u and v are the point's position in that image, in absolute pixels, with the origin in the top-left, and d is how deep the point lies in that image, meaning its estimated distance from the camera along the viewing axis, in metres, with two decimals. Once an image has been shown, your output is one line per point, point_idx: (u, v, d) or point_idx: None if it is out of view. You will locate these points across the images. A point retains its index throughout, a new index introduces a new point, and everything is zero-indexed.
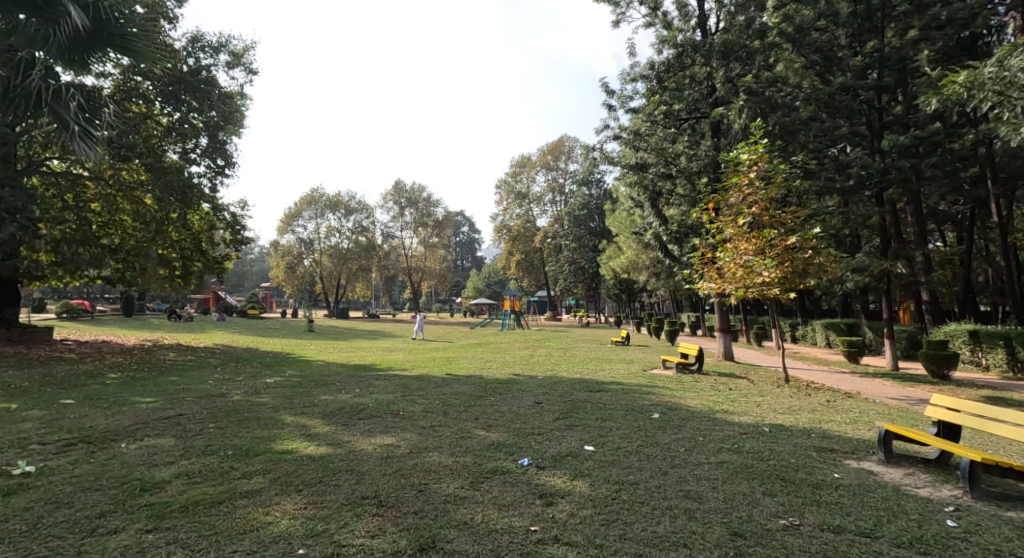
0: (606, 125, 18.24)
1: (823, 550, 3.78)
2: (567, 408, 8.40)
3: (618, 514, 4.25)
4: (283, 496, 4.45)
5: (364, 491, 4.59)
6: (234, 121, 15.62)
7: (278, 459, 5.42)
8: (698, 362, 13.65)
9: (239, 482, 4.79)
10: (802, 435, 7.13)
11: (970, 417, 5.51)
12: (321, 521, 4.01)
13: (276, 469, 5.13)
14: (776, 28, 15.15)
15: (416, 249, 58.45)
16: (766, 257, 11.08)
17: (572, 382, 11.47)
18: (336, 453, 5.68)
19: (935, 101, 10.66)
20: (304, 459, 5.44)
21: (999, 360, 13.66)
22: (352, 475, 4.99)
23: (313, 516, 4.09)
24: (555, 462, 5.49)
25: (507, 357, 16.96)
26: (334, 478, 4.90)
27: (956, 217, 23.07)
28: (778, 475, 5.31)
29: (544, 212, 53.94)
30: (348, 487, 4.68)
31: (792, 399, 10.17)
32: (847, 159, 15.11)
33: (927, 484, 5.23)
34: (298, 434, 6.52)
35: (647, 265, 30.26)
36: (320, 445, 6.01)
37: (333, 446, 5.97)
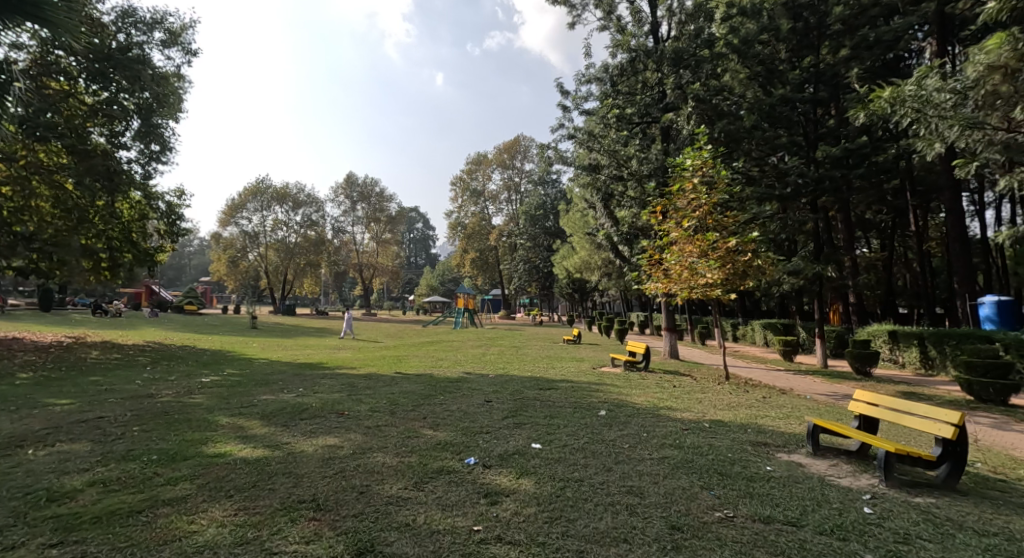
0: (561, 125, 18.55)
1: (755, 540, 3.93)
2: (516, 407, 8.39)
3: (561, 511, 4.29)
4: (211, 503, 4.23)
5: (301, 495, 4.43)
6: (169, 103, 14.85)
7: (208, 463, 5.16)
8: (644, 361, 13.97)
9: (161, 489, 4.52)
10: (739, 430, 7.44)
11: (886, 411, 5.91)
12: (252, 528, 3.84)
13: (205, 474, 4.88)
14: (722, 39, 16.17)
15: (368, 245, 57.19)
16: (709, 259, 11.49)
17: (521, 380, 11.51)
18: (273, 456, 5.46)
19: (863, 115, 11.35)
20: (237, 463, 5.20)
21: (914, 357, 14.77)
22: (289, 478, 4.80)
23: (243, 523, 3.91)
24: (501, 461, 5.48)
25: (458, 356, 16.81)
26: (269, 482, 4.70)
27: (882, 225, 24.76)
28: (716, 469, 5.50)
29: (499, 210, 53.87)
30: (284, 491, 4.50)
31: (731, 396, 10.61)
32: (785, 167, 15.90)
33: (848, 475, 5.56)
34: (233, 436, 6.23)
35: (599, 265, 30.76)
36: (255, 447, 5.77)
37: (270, 448, 5.74)
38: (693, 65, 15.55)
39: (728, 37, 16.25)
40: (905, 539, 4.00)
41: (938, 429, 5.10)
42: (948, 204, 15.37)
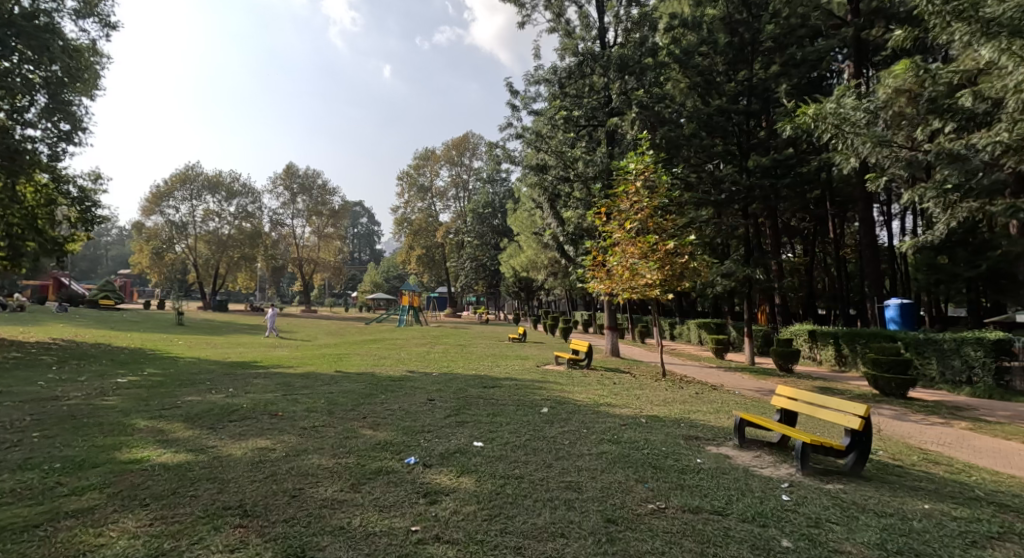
0: (509, 124, 18.69)
1: (683, 530, 4.14)
2: (458, 405, 8.39)
3: (501, 509, 4.36)
4: (122, 513, 4.01)
5: (226, 501, 4.26)
6: (82, 78, 13.77)
7: (121, 471, 4.86)
8: (587, 358, 14.33)
9: (64, 500, 4.22)
10: (673, 425, 7.80)
11: (804, 405, 6.37)
12: (170, 538, 3.67)
13: (116, 482, 4.60)
14: (665, 49, 16.75)
15: (309, 239, 55.26)
16: (649, 260, 11.91)
17: (465, 378, 11.50)
18: (197, 460, 5.22)
19: (789, 128, 12.14)
20: (155, 469, 4.93)
21: (830, 355, 15.95)
22: (213, 484, 4.61)
23: (159, 534, 3.73)
24: (442, 460, 5.49)
25: (401, 354, 16.59)
26: (191, 489, 4.49)
27: (805, 231, 26.52)
28: (650, 463, 5.74)
29: (446, 207, 53.45)
30: (207, 497, 4.32)
31: (667, 392, 11.07)
32: (720, 174, 16.73)
33: (769, 465, 5.96)
34: (152, 440, 5.89)
35: (545, 264, 31.14)
36: (176, 452, 5.49)
37: (194, 452, 5.47)
38: (637, 72, 16.04)
39: (670, 47, 16.85)
40: (816, 523, 4.33)
41: (847, 420, 5.55)
42: (861, 213, 16.70)
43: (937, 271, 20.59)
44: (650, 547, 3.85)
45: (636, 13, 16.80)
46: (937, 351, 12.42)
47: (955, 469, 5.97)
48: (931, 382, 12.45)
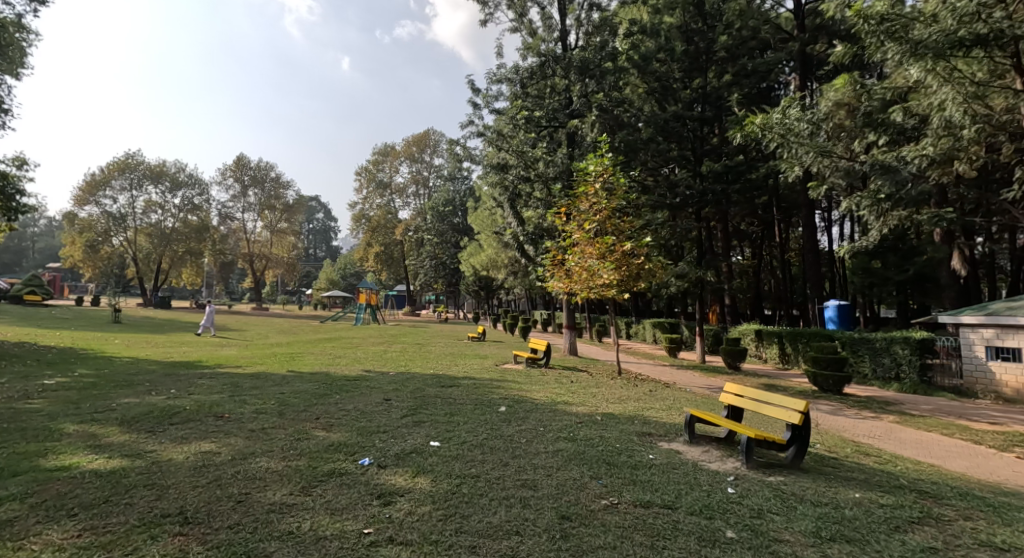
0: (471, 122, 18.68)
1: (635, 524, 4.27)
2: (415, 405, 8.37)
3: (456, 508, 4.37)
4: (48, 525, 3.80)
5: (164, 508, 4.11)
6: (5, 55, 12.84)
7: (47, 479, 4.60)
8: (545, 357, 14.49)
9: None
10: (628, 422, 8.01)
11: (750, 401, 6.66)
12: (101, 549, 3.51)
13: (41, 491, 4.35)
14: (625, 54, 17.11)
15: (261, 235, 53.46)
16: (606, 261, 12.13)
17: (423, 378, 11.43)
18: (133, 466, 4.99)
19: (740, 136, 12.63)
20: (85, 477, 4.69)
21: (774, 353, 16.69)
22: (151, 490, 4.43)
23: (89, 545, 3.56)
24: (397, 460, 5.45)
25: (356, 353, 16.28)
26: (126, 496, 4.30)
27: (754, 235, 27.65)
28: (604, 460, 5.88)
29: (406, 204, 52.78)
30: (144, 505, 4.15)
31: (622, 390, 11.34)
32: (675, 179, 17.23)
33: (717, 459, 6.21)
34: (83, 446, 5.60)
35: (505, 263, 31.23)
36: (110, 458, 5.24)
37: (129, 458, 5.24)
38: (597, 76, 16.31)
39: (629, 52, 17.26)
40: (758, 514, 4.55)
41: (788, 416, 5.84)
42: (805, 219, 17.57)
43: (871, 275, 21.88)
44: (602, 541, 3.95)
45: (597, 17, 17.08)
46: (870, 350, 13.21)
47: (883, 460, 6.39)
48: (864, 379, 13.22)
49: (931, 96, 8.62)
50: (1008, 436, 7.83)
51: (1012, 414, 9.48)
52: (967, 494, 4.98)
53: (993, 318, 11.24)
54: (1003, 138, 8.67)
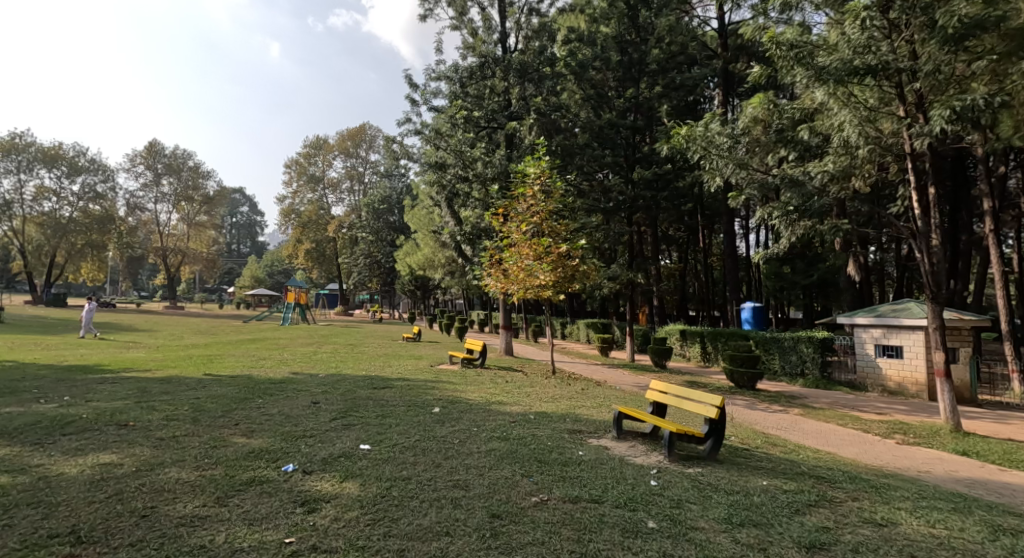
0: (408, 119, 18.47)
1: (563, 519, 4.40)
2: (345, 407, 8.16)
3: (385, 512, 4.33)
4: None
5: (53, 528, 3.79)
6: None
7: None
8: (481, 357, 14.53)
9: None
10: (559, 420, 8.20)
11: (673, 397, 7.01)
12: None
13: None
14: (563, 60, 17.49)
15: (176, 228, 49.85)
16: (543, 262, 12.31)
17: (354, 379, 11.14)
18: (15, 484, 4.55)
19: (666, 147, 13.30)
20: None
21: (697, 352, 17.60)
22: (39, 509, 4.07)
23: None
24: (324, 465, 5.31)
25: (283, 354, 15.61)
26: (6, 517, 3.93)
27: (681, 240, 29.07)
28: (536, 458, 6.01)
29: (339, 200, 51.12)
30: (28, 526, 3.81)
31: (556, 389, 11.59)
32: (609, 184, 17.84)
33: (641, 454, 6.50)
34: None
35: (442, 263, 30.99)
36: None
37: (11, 475, 4.77)
38: (535, 80, 16.64)
39: (567, 59, 17.67)
40: (677, 504, 4.82)
41: (706, 410, 6.20)
42: (726, 226, 18.70)
43: (782, 279, 23.64)
44: (531, 538, 4.03)
45: (536, 22, 17.34)
46: (780, 348, 14.24)
47: (788, 449, 6.94)
48: (774, 375, 14.26)
49: (832, 117, 9.47)
50: (891, 424, 8.74)
51: (896, 405, 10.57)
52: (856, 478, 5.52)
53: (881, 318, 12.29)
54: (890, 158, 9.67)
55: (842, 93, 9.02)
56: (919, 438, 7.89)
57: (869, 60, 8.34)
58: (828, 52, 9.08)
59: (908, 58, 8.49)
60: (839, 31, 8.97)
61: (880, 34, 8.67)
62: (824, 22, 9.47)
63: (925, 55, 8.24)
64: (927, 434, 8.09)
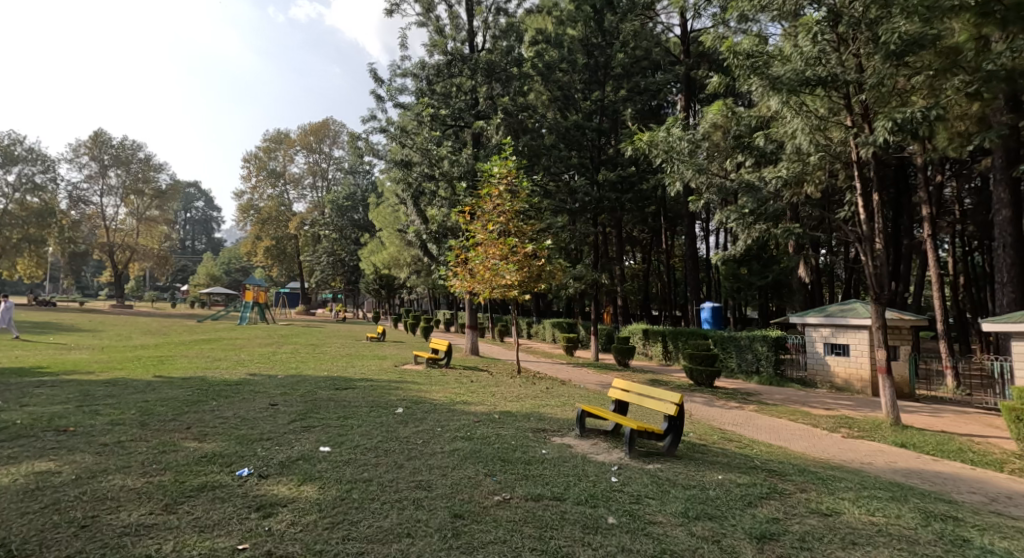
0: (373, 116, 18.22)
1: (525, 517, 4.42)
2: (305, 409, 7.98)
3: (345, 515, 4.26)
4: None
5: None
6: None
7: None
8: (446, 357, 14.44)
9: None
10: (524, 419, 8.24)
11: (635, 395, 7.12)
12: None
13: None
14: (530, 61, 17.56)
15: (124, 223, 47.69)
16: (509, 262, 12.33)
17: (315, 380, 10.91)
18: None
19: (631, 149, 13.56)
20: None
21: (659, 351, 17.96)
22: None
23: None
24: (281, 469, 5.18)
25: (239, 355, 15.15)
26: None
27: (644, 241, 29.65)
28: (499, 457, 6.02)
29: (301, 196, 49.90)
30: None
31: (521, 388, 11.64)
32: (576, 186, 18.04)
33: (603, 451, 6.60)
34: None
35: (408, 262, 30.63)
36: None
37: None
38: (502, 79, 16.69)
39: (534, 60, 17.77)
40: (636, 499, 4.91)
41: (665, 407, 6.35)
42: (687, 228, 19.16)
43: (740, 280, 24.40)
44: (493, 537, 4.04)
45: (504, 22, 17.33)
46: (736, 347, 14.69)
47: (742, 444, 7.18)
48: (731, 373, 14.69)
49: (785, 125, 9.85)
50: (838, 418, 9.15)
51: (843, 401, 11.07)
52: (804, 470, 5.76)
53: (830, 318, 12.86)
54: (840, 164, 10.10)
55: (794, 102, 9.40)
56: (863, 431, 8.29)
57: (819, 71, 8.72)
58: (782, 62, 9.44)
59: (855, 70, 8.92)
60: (793, 43, 9.34)
61: (830, 47, 9.08)
62: (779, 33, 9.81)
63: (871, 68, 8.67)
64: (870, 428, 8.51)
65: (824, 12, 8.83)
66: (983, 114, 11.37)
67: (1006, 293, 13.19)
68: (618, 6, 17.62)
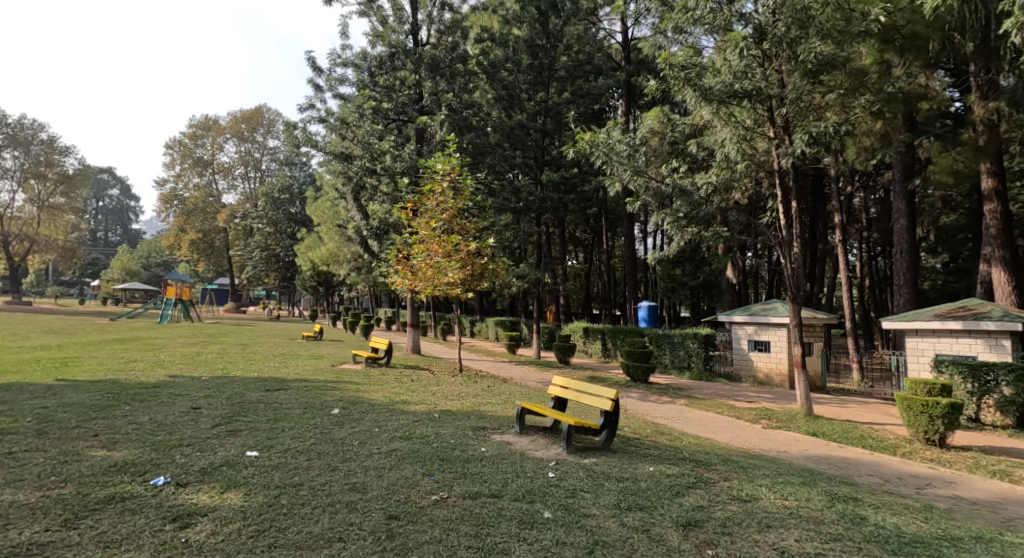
0: (312, 105, 17.58)
1: (462, 516, 4.41)
2: (231, 412, 7.59)
3: (271, 522, 4.09)
4: None
5: None
6: None
7: None
8: (386, 356, 14.15)
9: None
10: (463, 418, 8.21)
11: (574, 392, 7.25)
12: None
13: None
14: (475, 58, 17.46)
15: (23, 210, 43.37)
16: (452, 260, 12.25)
17: (243, 382, 10.37)
18: None
19: (572, 151, 13.85)
20: None
21: (598, 348, 18.39)
22: None
23: None
24: (201, 476, 4.90)
25: (158, 356, 14.16)
26: None
27: (586, 242, 30.23)
28: (438, 456, 5.98)
29: (232, 187, 47.62)
30: None
31: (462, 387, 11.59)
32: (520, 185, 18.18)
33: (542, 447, 6.69)
34: None
35: (348, 259, 29.76)
36: None
37: None
38: (447, 76, 16.56)
39: (480, 57, 17.70)
40: (571, 493, 5.02)
41: (602, 403, 6.52)
42: (626, 230, 19.71)
43: (675, 280, 25.38)
44: (428, 537, 4.01)
45: (449, 17, 17.15)
46: (669, 344, 15.27)
47: (673, 437, 7.50)
48: (666, 369, 15.27)
49: (716, 133, 10.35)
50: (759, 411, 9.73)
51: (764, 394, 11.77)
52: (728, 460, 6.10)
53: (754, 317, 13.72)
54: (764, 172, 10.72)
55: (724, 112, 9.90)
56: (781, 422, 8.86)
57: (745, 84, 9.24)
58: (713, 74, 9.90)
59: (778, 85, 9.50)
60: (723, 57, 9.83)
61: (756, 61, 9.60)
62: (711, 46, 10.27)
63: (791, 84, 9.27)
64: (787, 419, 9.10)
65: (751, 30, 9.41)
66: (886, 131, 12.50)
67: (902, 294, 14.48)
68: (562, 9, 17.91)
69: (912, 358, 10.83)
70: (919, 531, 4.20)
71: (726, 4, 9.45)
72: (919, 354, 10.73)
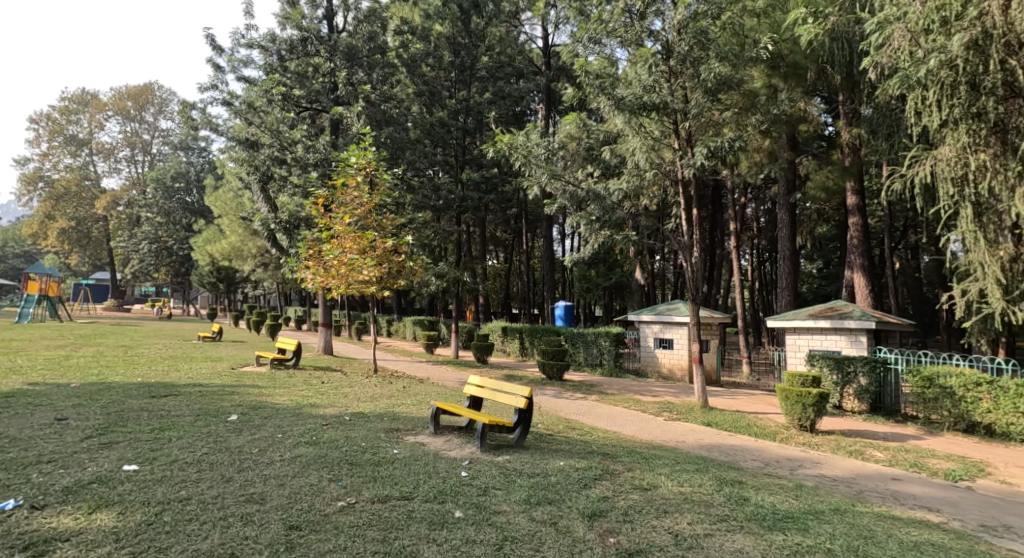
0: (213, 86, 16.33)
1: (369, 521, 4.27)
2: (106, 423, 6.84)
3: (150, 542, 3.73)
4: None
5: None
6: None
7: None
8: (294, 358, 13.44)
9: None
10: (376, 420, 7.99)
11: (489, 391, 7.27)
12: None
13: None
14: (395, 50, 17.06)
15: None
16: (367, 257, 11.86)
17: (124, 388, 9.39)
18: None
19: (492, 150, 13.93)
20: None
21: (515, 347, 18.64)
22: None
23: None
24: (65, 497, 4.38)
25: (18, 360, 12.43)
26: None
27: (505, 241, 30.49)
28: (346, 460, 5.76)
29: (115, 170, 43.05)
30: None
31: (376, 388, 11.28)
32: (439, 183, 17.97)
33: (455, 447, 6.65)
34: None
35: (253, 253, 27.93)
36: None
37: None
38: (365, 66, 15.99)
39: (398, 50, 17.28)
40: (482, 491, 5.03)
41: (516, 401, 6.58)
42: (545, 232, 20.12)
43: (590, 281, 26.29)
44: (332, 545, 3.84)
45: (366, 6, 16.55)
46: (583, 342, 15.78)
47: (583, 431, 7.75)
48: (579, 366, 15.78)
49: (627, 142, 10.84)
50: (662, 404, 10.31)
51: (668, 388, 12.48)
52: (632, 452, 6.40)
53: (660, 316, 14.44)
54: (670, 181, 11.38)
55: (634, 121, 10.40)
56: (680, 414, 9.44)
57: (653, 97, 9.74)
58: (625, 84, 10.38)
59: (682, 100, 10.13)
60: (634, 69, 10.32)
61: (664, 76, 10.17)
62: (624, 58, 10.73)
63: (694, 100, 9.95)
64: (686, 411, 9.70)
65: (660, 46, 9.98)
66: (774, 147, 13.74)
67: (784, 296, 15.94)
68: (483, 10, 18.03)
69: (791, 353, 11.97)
70: (791, 508, 4.64)
71: (638, 19, 9.92)
72: (796, 349, 11.87)
